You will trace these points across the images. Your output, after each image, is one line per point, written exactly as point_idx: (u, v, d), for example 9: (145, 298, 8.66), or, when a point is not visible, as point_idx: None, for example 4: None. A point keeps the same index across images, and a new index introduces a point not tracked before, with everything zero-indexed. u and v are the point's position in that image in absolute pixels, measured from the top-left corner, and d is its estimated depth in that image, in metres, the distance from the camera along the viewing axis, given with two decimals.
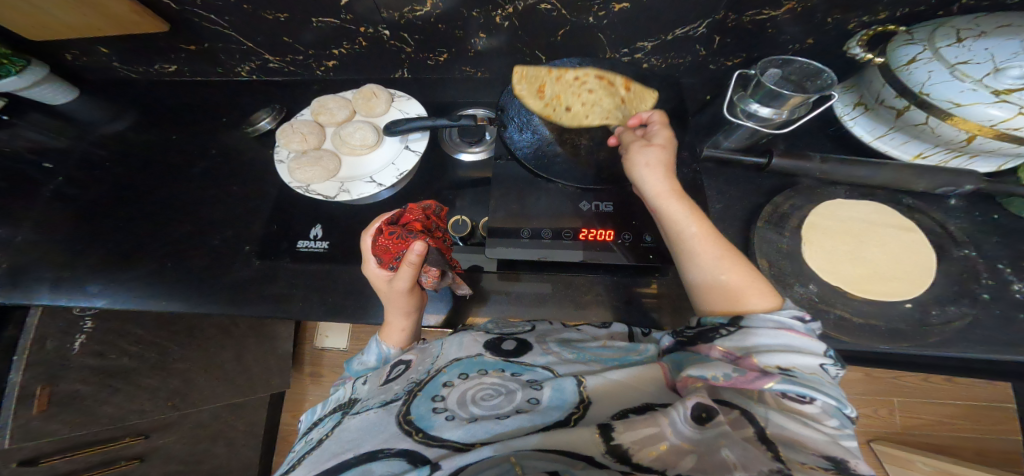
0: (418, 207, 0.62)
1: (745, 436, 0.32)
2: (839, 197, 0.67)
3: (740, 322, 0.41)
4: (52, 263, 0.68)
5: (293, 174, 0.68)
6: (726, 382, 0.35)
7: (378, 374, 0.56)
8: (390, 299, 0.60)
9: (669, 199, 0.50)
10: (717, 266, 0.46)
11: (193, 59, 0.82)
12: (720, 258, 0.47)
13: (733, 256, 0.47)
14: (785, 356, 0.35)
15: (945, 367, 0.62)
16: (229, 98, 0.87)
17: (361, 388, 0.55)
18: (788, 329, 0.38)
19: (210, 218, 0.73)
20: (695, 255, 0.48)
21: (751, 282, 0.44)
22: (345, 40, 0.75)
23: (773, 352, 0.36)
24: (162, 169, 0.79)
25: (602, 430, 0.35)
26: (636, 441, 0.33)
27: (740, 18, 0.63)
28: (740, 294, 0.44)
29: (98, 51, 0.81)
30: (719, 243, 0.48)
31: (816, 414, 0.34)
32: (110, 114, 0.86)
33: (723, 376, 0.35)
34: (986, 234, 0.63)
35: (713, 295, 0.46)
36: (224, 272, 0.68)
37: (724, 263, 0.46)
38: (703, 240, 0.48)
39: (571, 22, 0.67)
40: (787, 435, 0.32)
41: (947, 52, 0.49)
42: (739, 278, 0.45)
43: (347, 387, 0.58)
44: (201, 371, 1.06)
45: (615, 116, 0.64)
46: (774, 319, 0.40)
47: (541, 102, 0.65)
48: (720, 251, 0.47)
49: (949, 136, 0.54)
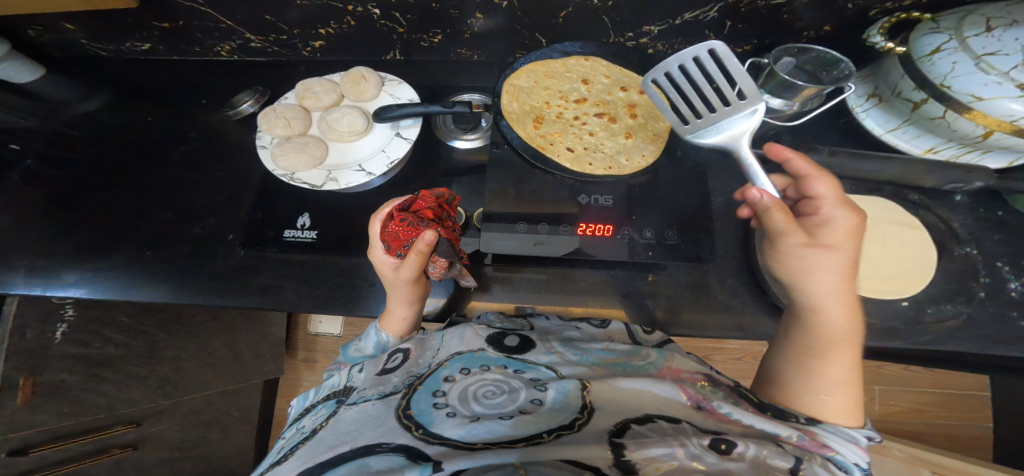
0: (431, 194, 0.59)
1: (766, 462, 0.32)
2: (844, 192, 0.66)
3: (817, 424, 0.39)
4: (26, 250, 0.65)
5: (277, 162, 0.65)
6: (797, 443, 0.36)
7: (377, 362, 0.55)
8: (393, 287, 0.58)
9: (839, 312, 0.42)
10: (843, 387, 0.42)
11: (169, 36, 0.78)
12: (851, 381, 0.43)
13: (853, 384, 0.43)
14: (844, 447, 0.37)
15: (937, 363, 0.62)
16: (210, 79, 0.82)
17: (357, 376, 0.54)
18: (857, 440, 0.38)
19: (192, 206, 0.70)
20: (829, 370, 0.43)
21: (860, 406, 0.43)
22: (333, 19, 0.70)
23: (837, 439, 0.37)
24: (141, 153, 0.75)
25: (613, 447, 0.33)
26: (644, 459, 0.32)
27: (754, 3, 0.59)
28: (849, 414, 0.42)
29: (65, 26, 0.75)
30: (851, 370, 0.43)
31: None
32: (82, 94, 0.81)
33: (796, 437, 0.36)
34: (988, 232, 0.62)
35: (800, 397, 0.43)
36: (207, 262, 0.66)
37: (839, 386, 0.42)
38: (843, 357, 0.43)
39: (574, 3, 0.64)
40: None
41: (973, 42, 0.46)
42: (842, 402, 0.42)
43: (343, 374, 0.57)
44: (191, 359, 1.05)
45: (618, 164, 0.62)
46: (849, 432, 0.39)
47: (540, 135, 0.64)
48: (854, 374, 0.43)
49: (965, 131, 0.52)
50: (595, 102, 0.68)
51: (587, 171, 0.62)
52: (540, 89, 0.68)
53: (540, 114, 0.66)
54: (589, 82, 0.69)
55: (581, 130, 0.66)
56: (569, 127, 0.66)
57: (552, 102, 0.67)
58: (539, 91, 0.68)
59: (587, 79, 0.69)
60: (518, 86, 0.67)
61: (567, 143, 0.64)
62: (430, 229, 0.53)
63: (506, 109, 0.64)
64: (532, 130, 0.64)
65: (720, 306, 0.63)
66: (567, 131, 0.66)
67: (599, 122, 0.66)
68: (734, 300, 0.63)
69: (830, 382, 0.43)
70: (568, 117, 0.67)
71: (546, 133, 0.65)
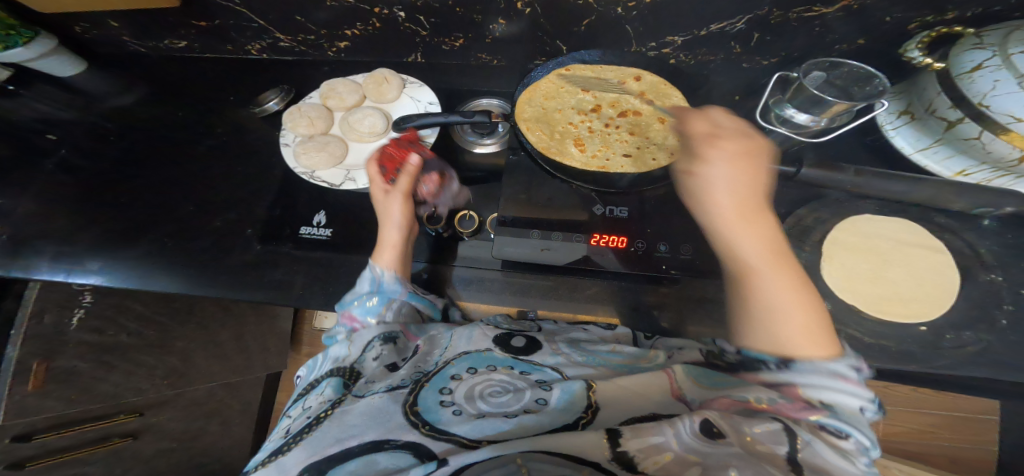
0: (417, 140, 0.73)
1: (755, 446, 0.31)
2: (865, 214, 0.64)
3: (790, 363, 0.37)
4: (53, 237, 0.67)
5: (299, 159, 0.67)
6: (771, 407, 0.34)
7: (392, 351, 0.52)
8: (386, 206, 0.64)
9: (740, 230, 0.44)
10: (782, 308, 0.40)
11: (204, 35, 0.80)
12: (790, 301, 0.40)
13: (803, 305, 0.39)
14: (829, 393, 0.33)
15: (959, 389, 0.60)
16: (239, 76, 0.84)
17: (367, 362, 0.51)
18: (842, 376, 0.35)
19: (213, 200, 0.71)
20: (760, 296, 0.41)
21: (820, 332, 0.38)
22: (359, 21, 0.71)
23: (818, 387, 0.34)
24: (167, 147, 0.77)
25: (609, 434, 0.33)
26: (641, 449, 0.32)
27: (781, 16, 0.59)
28: (797, 341, 0.38)
29: (108, 23, 0.78)
30: (791, 285, 0.41)
31: (852, 451, 0.31)
32: (117, 88, 0.83)
33: (768, 399, 0.35)
34: (1016, 258, 0.60)
35: (754, 331, 0.41)
36: (224, 256, 0.66)
37: (783, 306, 0.40)
38: (776, 282, 0.41)
39: (598, 12, 0.64)
40: (818, 464, 0.30)
41: (1019, 60, 0.45)
42: (799, 324, 0.38)
43: (352, 346, 0.54)
44: (201, 349, 1.08)
45: (672, 147, 0.63)
46: (828, 366, 0.35)
47: (591, 158, 0.63)
48: (799, 298, 0.40)
49: (1000, 154, 0.50)
50: (608, 103, 0.68)
51: (652, 165, 0.61)
52: (555, 112, 0.67)
53: (575, 137, 0.66)
54: (590, 83, 0.70)
55: (618, 134, 0.66)
56: (609, 136, 0.66)
57: (575, 121, 0.67)
58: (554, 109, 0.68)
59: (586, 86, 0.69)
60: (527, 101, 0.67)
61: (620, 151, 0.64)
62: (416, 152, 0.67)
63: (541, 145, 0.63)
64: (582, 155, 0.63)
65: None
66: (609, 140, 0.65)
67: (629, 120, 0.67)
68: None
69: (770, 309, 0.40)
70: (605, 128, 0.67)
71: (593, 153, 0.64)
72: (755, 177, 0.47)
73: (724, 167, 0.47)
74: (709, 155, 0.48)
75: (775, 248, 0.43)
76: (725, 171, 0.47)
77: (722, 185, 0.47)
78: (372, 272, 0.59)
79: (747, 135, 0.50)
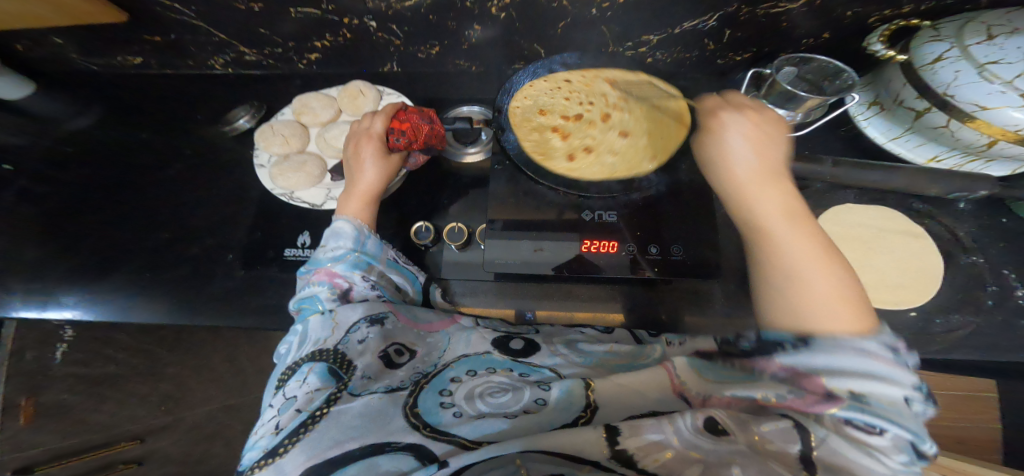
0: (433, 113, 0.64)
1: (764, 445, 0.30)
2: (847, 202, 0.66)
3: (808, 339, 0.32)
4: (22, 273, 0.64)
5: (277, 181, 0.67)
6: (780, 404, 0.31)
7: (382, 336, 0.47)
8: (365, 179, 0.59)
9: (757, 197, 0.44)
10: (808, 276, 0.36)
11: (162, 51, 0.76)
12: (819, 274, 0.36)
13: (830, 263, 0.37)
14: (860, 380, 0.28)
15: (946, 368, 0.62)
16: (205, 94, 0.81)
17: (353, 344, 0.45)
18: (872, 356, 0.30)
19: (190, 225, 0.69)
20: (782, 269, 0.38)
21: (847, 308, 0.33)
22: (328, 33, 0.70)
23: (846, 371, 0.29)
24: (135, 171, 0.74)
25: (608, 431, 0.34)
26: (640, 447, 0.33)
27: (752, 12, 0.58)
28: (816, 314, 0.34)
29: (54, 41, 0.74)
30: (816, 244, 0.39)
31: (885, 449, 0.26)
32: (75, 110, 0.80)
33: (776, 397, 0.32)
34: (991, 239, 0.62)
35: (778, 305, 0.37)
36: (207, 283, 0.65)
37: (806, 259, 0.38)
38: (800, 256, 0.38)
39: (572, 14, 0.63)
40: (839, 462, 0.27)
41: (976, 50, 0.46)
42: (819, 287, 0.35)
43: (333, 326, 0.46)
44: (193, 375, 1.20)
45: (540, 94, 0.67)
46: (854, 345, 0.30)
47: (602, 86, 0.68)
48: (826, 270, 0.36)
49: (969, 140, 0.51)
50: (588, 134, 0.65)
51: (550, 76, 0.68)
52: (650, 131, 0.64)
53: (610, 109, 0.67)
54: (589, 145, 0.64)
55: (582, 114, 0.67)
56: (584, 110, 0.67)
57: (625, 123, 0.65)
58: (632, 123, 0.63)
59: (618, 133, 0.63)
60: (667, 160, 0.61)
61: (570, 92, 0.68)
62: (428, 136, 0.62)
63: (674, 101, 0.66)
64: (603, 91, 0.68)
65: (731, 324, 0.61)
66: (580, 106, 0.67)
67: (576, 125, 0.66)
68: (743, 314, 0.62)
69: (793, 273, 0.37)
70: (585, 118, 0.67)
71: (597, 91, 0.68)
72: (771, 153, 0.48)
73: (743, 136, 0.50)
74: (716, 124, 0.53)
75: (797, 215, 0.42)
76: (743, 138, 0.49)
77: (743, 149, 0.49)
78: (352, 226, 0.55)
79: (753, 107, 0.53)
